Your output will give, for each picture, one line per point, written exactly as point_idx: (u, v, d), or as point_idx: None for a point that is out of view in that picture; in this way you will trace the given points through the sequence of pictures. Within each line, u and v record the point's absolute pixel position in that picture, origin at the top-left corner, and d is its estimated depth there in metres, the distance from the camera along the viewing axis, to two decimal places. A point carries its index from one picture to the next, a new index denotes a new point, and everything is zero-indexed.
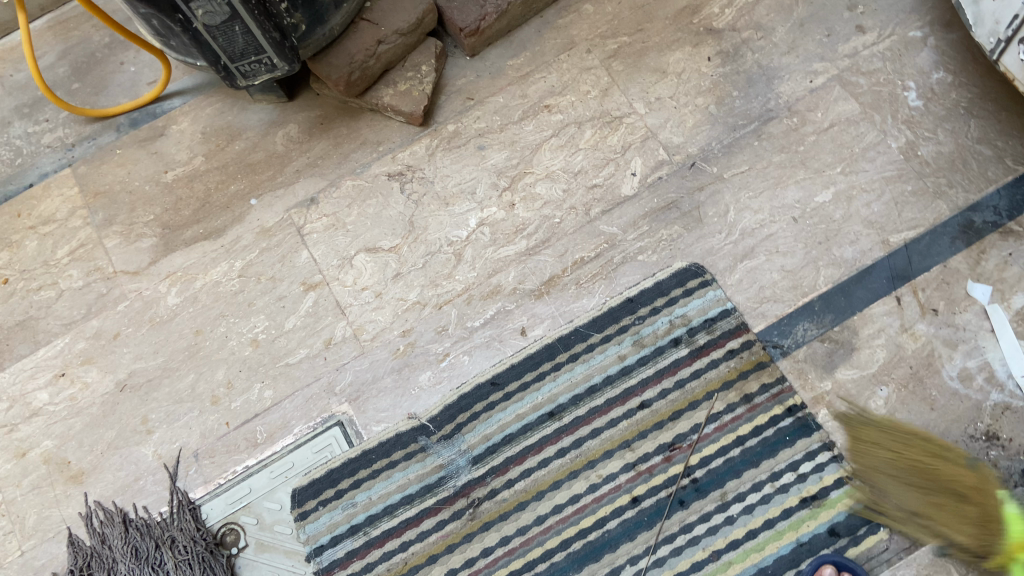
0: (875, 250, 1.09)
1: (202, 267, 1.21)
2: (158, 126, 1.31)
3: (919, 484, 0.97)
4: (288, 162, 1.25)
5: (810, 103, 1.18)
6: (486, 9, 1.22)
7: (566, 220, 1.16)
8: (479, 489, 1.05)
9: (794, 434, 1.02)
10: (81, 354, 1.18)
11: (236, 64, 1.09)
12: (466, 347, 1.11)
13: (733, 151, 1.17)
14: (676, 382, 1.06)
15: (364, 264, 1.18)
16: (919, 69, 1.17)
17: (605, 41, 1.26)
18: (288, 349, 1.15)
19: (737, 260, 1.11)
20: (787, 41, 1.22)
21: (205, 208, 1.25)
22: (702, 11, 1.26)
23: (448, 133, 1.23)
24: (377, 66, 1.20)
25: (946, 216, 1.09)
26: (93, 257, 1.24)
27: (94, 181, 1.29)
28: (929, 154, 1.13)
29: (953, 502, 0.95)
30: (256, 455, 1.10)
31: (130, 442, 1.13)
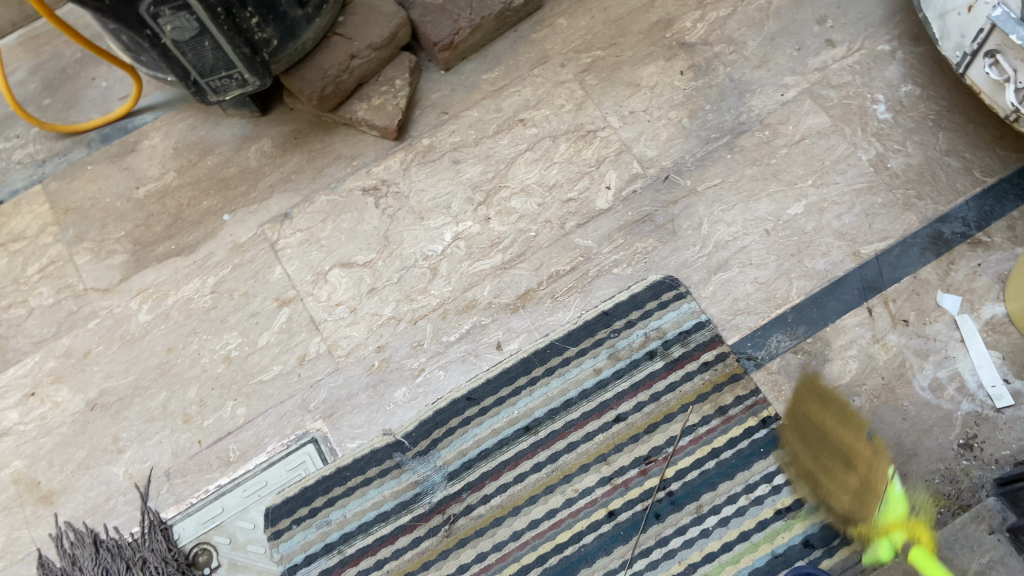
0: (847, 262, 1.10)
1: (174, 284, 1.20)
2: (130, 141, 1.30)
3: (817, 445, 1.02)
4: (262, 177, 1.25)
5: (782, 116, 1.19)
6: (459, 24, 1.23)
7: (541, 234, 1.16)
8: (455, 505, 1.04)
9: (768, 445, 1.02)
10: (51, 372, 1.17)
11: (206, 80, 1.08)
12: (441, 362, 1.11)
13: (706, 164, 1.18)
14: (652, 395, 1.06)
15: (338, 279, 1.17)
16: (888, 82, 1.19)
17: (578, 56, 1.27)
18: (262, 366, 1.14)
19: (711, 272, 1.12)
20: (759, 55, 1.24)
21: (178, 224, 1.24)
22: (675, 26, 1.27)
23: (422, 147, 1.23)
24: (350, 81, 1.20)
25: (916, 227, 1.10)
26: (64, 274, 1.22)
27: (65, 197, 1.27)
28: (898, 166, 1.14)
29: (841, 472, 1.00)
30: (229, 473, 1.09)
31: (101, 462, 1.11)
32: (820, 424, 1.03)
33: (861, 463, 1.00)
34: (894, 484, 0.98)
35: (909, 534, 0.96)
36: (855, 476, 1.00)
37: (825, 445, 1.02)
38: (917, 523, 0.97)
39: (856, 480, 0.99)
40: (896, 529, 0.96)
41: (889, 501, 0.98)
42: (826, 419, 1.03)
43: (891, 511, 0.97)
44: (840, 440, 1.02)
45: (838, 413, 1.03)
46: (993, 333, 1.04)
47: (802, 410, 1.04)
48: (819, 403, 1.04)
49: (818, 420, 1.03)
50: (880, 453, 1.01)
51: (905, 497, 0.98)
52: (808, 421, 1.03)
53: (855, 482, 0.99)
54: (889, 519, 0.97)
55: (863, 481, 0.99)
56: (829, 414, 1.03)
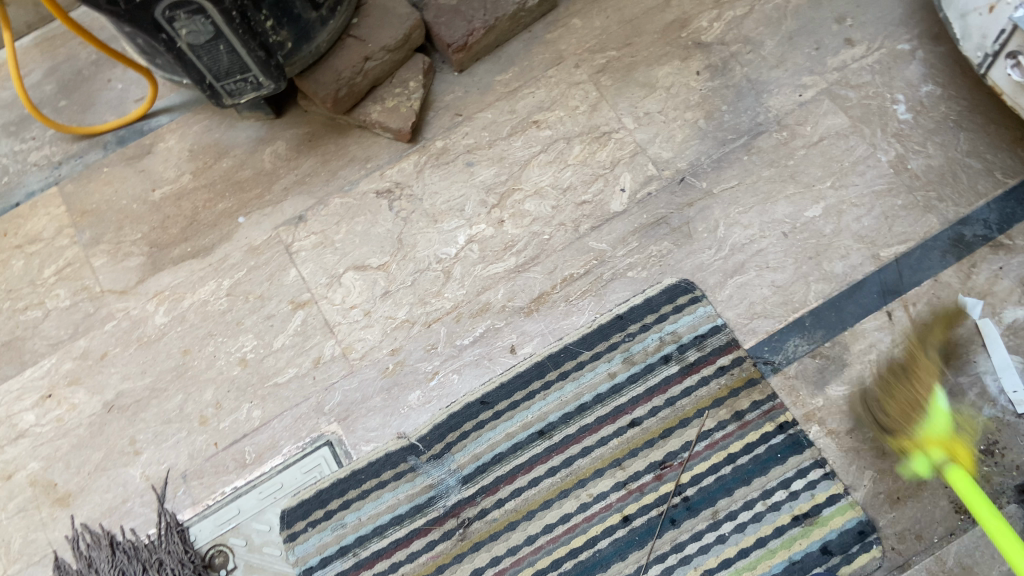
0: (865, 265, 1.09)
1: (190, 286, 1.20)
2: (145, 143, 1.30)
3: (889, 364, 1.00)
4: (276, 179, 1.25)
5: (799, 117, 1.18)
6: (473, 25, 1.22)
7: (555, 237, 1.16)
8: (469, 509, 1.04)
9: (785, 451, 1.01)
10: (68, 374, 1.17)
11: (221, 83, 1.09)
12: (455, 365, 1.11)
13: (722, 166, 1.17)
14: (667, 400, 1.05)
15: (352, 281, 1.17)
16: (908, 82, 1.17)
17: (593, 56, 1.26)
18: (277, 369, 1.14)
19: (727, 275, 1.11)
20: (776, 55, 1.22)
21: (193, 226, 1.24)
22: (691, 25, 1.26)
23: (437, 149, 1.23)
24: (364, 83, 1.20)
25: (936, 230, 1.09)
26: (81, 276, 1.23)
27: (82, 199, 1.28)
28: (918, 167, 1.12)
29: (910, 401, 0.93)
30: (244, 475, 1.10)
31: (117, 464, 1.12)
32: (915, 335, 1.03)
33: (920, 371, 0.97)
34: (938, 399, 0.93)
35: (947, 451, 0.89)
36: (906, 386, 0.96)
37: (890, 365, 1.00)
38: (958, 444, 0.90)
39: (904, 398, 0.95)
40: (935, 444, 0.90)
41: (933, 415, 0.92)
42: (923, 334, 1.03)
43: (931, 425, 0.91)
44: (915, 355, 1.00)
45: (940, 325, 1.03)
46: (1015, 337, 1.02)
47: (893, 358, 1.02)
48: (931, 325, 1.03)
49: (908, 343, 1.02)
50: (936, 371, 0.98)
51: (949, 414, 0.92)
52: (891, 360, 1.01)
53: (907, 400, 0.94)
54: (930, 434, 0.91)
55: (909, 399, 0.94)
56: (921, 328, 1.04)
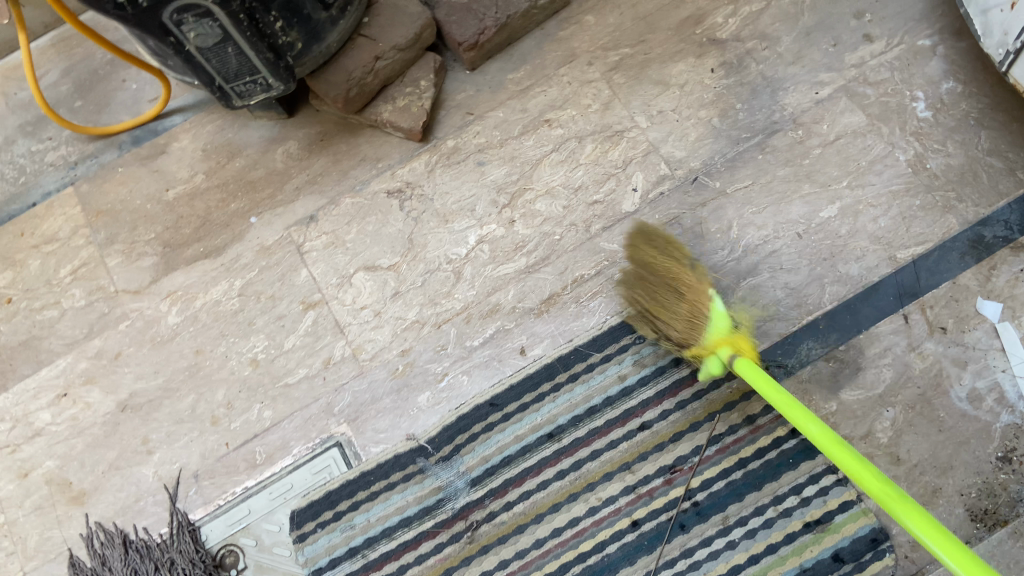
0: (882, 267, 1.06)
1: (203, 286, 1.21)
2: (159, 143, 1.31)
3: (644, 283, 1.01)
4: (288, 179, 1.25)
5: (816, 115, 1.16)
6: (484, 23, 1.21)
7: (566, 237, 1.15)
8: (477, 511, 1.04)
9: (798, 456, 1.00)
10: (83, 373, 1.19)
11: (230, 85, 1.09)
12: (464, 367, 1.10)
13: (736, 165, 1.15)
14: (677, 403, 1.04)
15: (363, 282, 1.17)
16: (928, 79, 1.14)
17: (606, 53, 1.24)
18: (287, 369, 1.15)
19: (741, 277, 1.09)
20: (793, 51, 1.20)
21: (206, 226, 1.24)
22: (706, 21, 1.24)
23: (447, 148, 1.22)
24: (375, 82, 1.19)
25: (956, 231, 1.06)
26: (96, 276, 1.24)
27: (97, 199, 1.29)
28: (938, 167, 1.10)
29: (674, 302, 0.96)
30: (255, 476, 1.10)
31: (131, 463, 1.13)
32: (639, 257, 1.00)
33: (688, 285, 0.95)
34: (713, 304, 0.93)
35: (733, 348, 0.91)
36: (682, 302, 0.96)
37: (644, 275, 1.01)
38: (738, 338, 0.92)
39: (686, 310, 0.95)
40: (720, 345, 0.92)
41: (712, 318, 0.93)
42: (644, 252, 1.00)
43: (713, 328, 0.92)
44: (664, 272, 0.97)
45: (659, 243, 0.99)
46: None
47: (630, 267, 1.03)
48: (638, 238, 1.01)
49: (635, 251, 1.01)
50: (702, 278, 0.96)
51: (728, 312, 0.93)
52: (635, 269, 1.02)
53: (687, 311, 0.95)
54: (716, 336, 0.92)
55: (692, 307, 0.94)
56: (645, 248, 1.00)
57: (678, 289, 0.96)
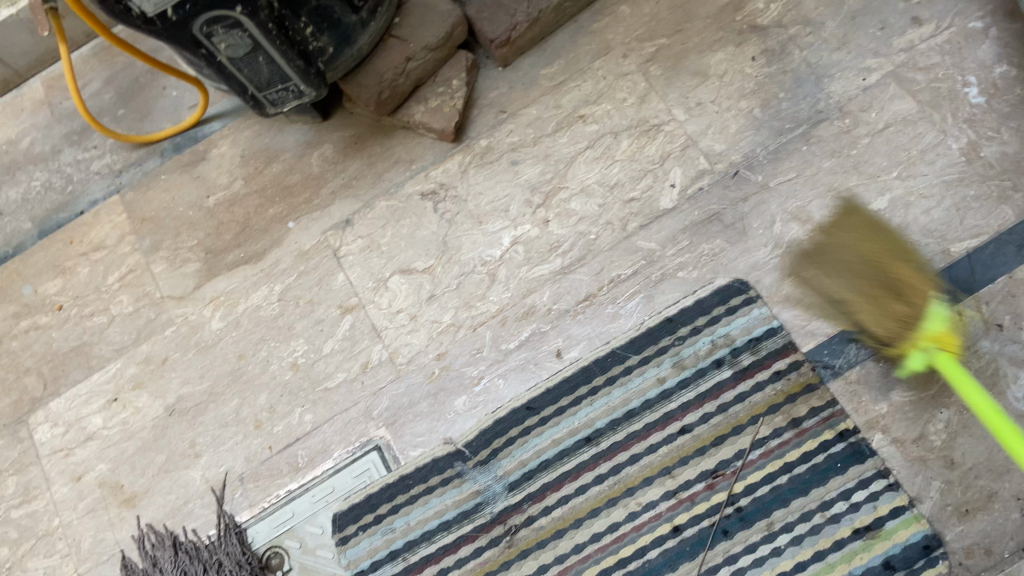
0: (934, 262, 1.02)
1: (244, 291, 1.23)
2: (199, 150, 1.33)
3: (855, 269, 0.99)
4: (324, 183, 1.25)
5: (863, 103, 1.11)
6: (516, 19, 1.19)
7: (602, 236, 1.12)
8: (516, 516, 1.03)
9: (846, 460, 0.96)
10: (132, 379, 1.22)
11: (264, 93, 1.10)
12: (501, 370, 1.09)
13: (779, 158, 1.11)
14: (720, 406, 1.02)
15: (399, 285, 1.17)
16: (984, 62, 1.08)
17: (642, 45, 1.21)
18: (327, 374, 1.15)
19: (783, 275, 1.05)
20: (838, 36, 1.15)
21: (246, 232, 1.26)
22: (746, 8, 1.19)
23: (481, 148, 1.21)
24: (406, 84, 1.18)
25: (1013, 223, 1.01)
26: (142, 283, 1.27)
27: (142, 206, 1.31)
28: (994, 155, 1.04)
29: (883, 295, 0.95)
30: (298, 479, 1.12)
31: (179, 466, 1.15)
32: (863, 248, 0.99)
33: (914, 290, 0.93)
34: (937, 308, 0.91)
35: (938, 344, 0.90)
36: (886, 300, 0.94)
37: (858, 263, 0.99)
38: (947, 331, 0.91)
39: (904, 310, 0.93)
40: (932, 343, 0.90)
41: (929, 319, 0.91)
42: (877, 241, 0.99)
43: (929, 327, 0.91)
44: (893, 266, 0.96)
45: (879, 238, 0.99)
46: None
47: (827, 248, 1.03)
48: (855, 220, 1.03)
49: (861, 240, 1.00)
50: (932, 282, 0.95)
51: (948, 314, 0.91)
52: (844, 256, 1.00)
53: (900, 312, 0.93)
54: (932, 333, 0.91)
55: (910, 309, 0.92)
56: (878, 239, 0.99)
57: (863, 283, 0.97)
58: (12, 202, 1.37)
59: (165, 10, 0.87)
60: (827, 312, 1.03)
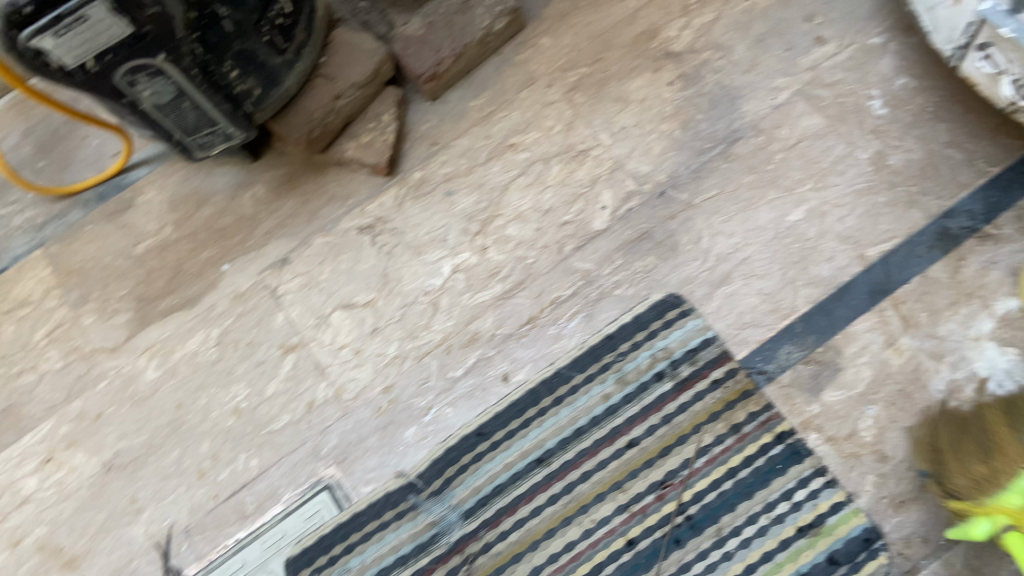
0: (852, 266, 1.07)
1: (179, 338, 1.20)
2: (125, 198, 1.30)
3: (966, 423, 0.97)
4: (258, 224, 1.25)
5: (775, 120, 1.17)
6: (441, 54, 1.21)
7: (540, 260, 1.15)
8: (472, 544, 1.03)
9: (785, 461, 1.00)
10: (66, 437, 1.17)
11: (191, 139, 1.09)
12: (448, 399, 1.10)
13: (701, 176, 1.16)
14: (663, 418, 1.04)
15: (340, 321, 1.17)
16: (882, 77, 1.16)
17: (565, 74, 1.25)
18: (271, 416, 1.14)
19: (715, 287, 1.10)
20: (748, 58, 1.21)
21: (178, 278, 1.24)
22: (660, 36, 1.25)
23: (415, 180, 1.22)
24: (337, 121, 1.20)
25: (921, 225, 1.08)
26: (71, 337, 1.23)
27: (67, 259, 1.28)
28: (898, 162, 1.11)
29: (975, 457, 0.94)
30: (246, 526, 1.09)
31: (121, 523, 1.12)
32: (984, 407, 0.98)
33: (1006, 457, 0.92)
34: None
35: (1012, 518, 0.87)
36: (989, 466, 0.92)
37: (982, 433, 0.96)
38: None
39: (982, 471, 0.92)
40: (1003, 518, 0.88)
41: (1010, 490, 0.89)
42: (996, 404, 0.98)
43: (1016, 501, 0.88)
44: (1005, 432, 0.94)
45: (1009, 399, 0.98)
46: (1008, 329, 1.01)
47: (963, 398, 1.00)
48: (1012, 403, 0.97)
49: (993, 416, 0.97)
50: None
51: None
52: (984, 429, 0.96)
53: (988, 473, 0.92)
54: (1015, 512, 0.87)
55: (991, 472, 0.92)
56: (1008, 415, 0.96)
57: (991, 453, 0.93)
58: None
59: (86, 61, 0.85)
60: (914, 452, 0.98)
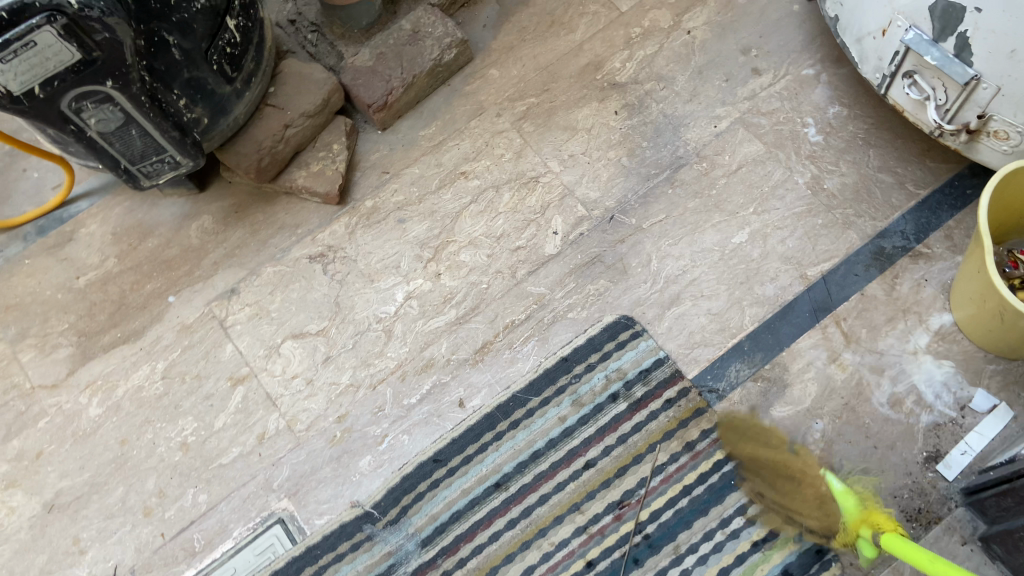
0: (795, 285, 1.11)
1: (123, 373, 1.17)
2: (66, 231, 1.27)
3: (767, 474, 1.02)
4: (205, 255, 1.23)
5: (717, 147, 1.21)
6: (392, 84, 1.23)
7: (493, 285, 1.16)
8: (430, 572, 1.02)
9: (738, 477, 1.02)
10: (3, 478, 1.12)
11: (137, 167, 1.07)
12: (404, 426, 1.09)
13: (649, 202, 1.19)
14: (619, 438, 1.06)
15: (292, 350, 1.15)
16: (816, 105, 1.21)
17: (513, 104, 1.28)
18: (221, 449, 1.11)
19: (665, 308, 1.12)
20: (689, 89, 1.26)
21: (122, 311, 1.21)
22: (605, 67, 1.29)
23: (366, 209, 1.23)
24: (287, 150, 1.19)
25: (858, 245, 1.12)
26: (8, 374, 1.18)
27: (3, 294, 1.24)
28: (835, 186, 1.16)
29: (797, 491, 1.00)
30: (195, 564, 1.05)
31: (63, 566, 1.07)
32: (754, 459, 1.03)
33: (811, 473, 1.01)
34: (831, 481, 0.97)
35: (873, 524, 0.92)
36: (809, 486, 1.00)
37: (775, 473, 1.02)
38: (871, 513, 0.93)
39: (810, 493, 1.00)
40: (861, 524, 0.93)
41: (840, 501, 0.95)
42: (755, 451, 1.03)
43: (851, 509, 0.94)
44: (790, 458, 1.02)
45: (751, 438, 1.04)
46: (942, 342, 1.06)
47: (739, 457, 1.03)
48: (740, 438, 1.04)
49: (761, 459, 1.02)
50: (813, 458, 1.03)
51: (851, 491, 0.96)
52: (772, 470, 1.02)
53: (815, 493, 0.99)
54: (851, 519, 0.94)
55: (818, 491, 0.99)
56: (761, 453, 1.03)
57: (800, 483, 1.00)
58: None
59: (32, 88, 0.84)
60: (771, 522, 0.99)
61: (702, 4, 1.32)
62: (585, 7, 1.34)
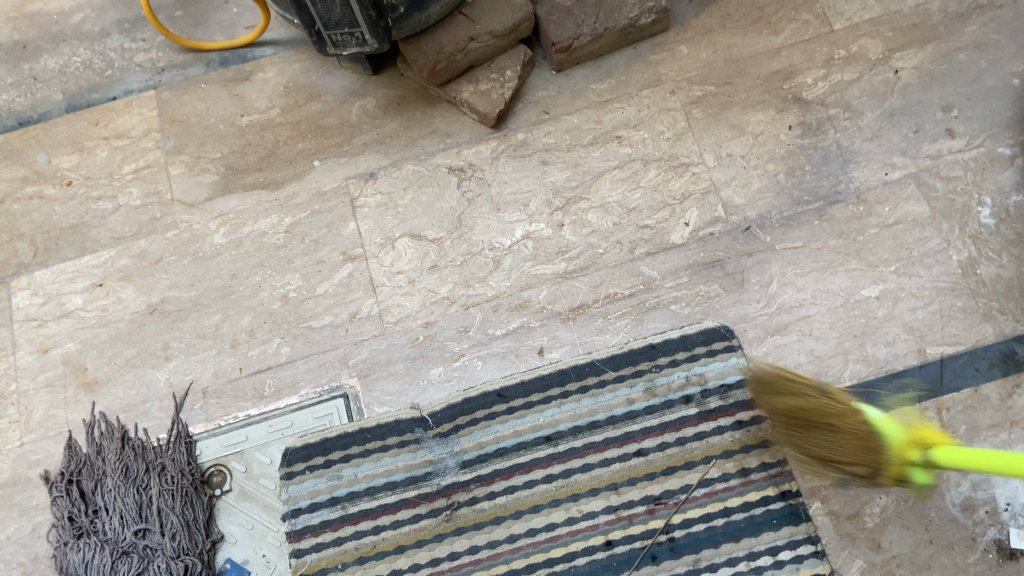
0: (909, 357, 1.07)
1: (254, 215, 1.24)
2: (245, 70, 1.34)
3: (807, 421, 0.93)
4: (358, 133, 1.28)
5: (880, 195, 1.16)
6: (582, 29, 1.23)
7: (609, 253, 1.17)
8: (461, 493, 1.06)
9: (782, 519, 1.01)
10: (122, 269, 1.23)
11: (328, 32, 1.12)
12: (481, 353, 1.13)
13: (791, 225, 1.16)
14: (678, 439, 1.05)
15: (405, 248, 1.20)
16: (999, 187, 1.14)
17: (691, 86, 1.25)
18: (314, 313, 1.18)
19: (768, 333, 1.10)
20: (873, 128, 1.20)
21: (271, 159, 1.28)
22: (795, 79, 1.24)
23: (516, 140, 1.24)
24: (463, 62, 1.22)
25: (989, 340, 1.07)
26: (156, 180, 1.28)
27: (174, 108, 1.33)
28: (987, 274, 1.10)
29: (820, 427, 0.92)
30: (259, 406, 1.13)
31: (147, 364, 1.17)
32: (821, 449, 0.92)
33: (837, 414, 0.90)
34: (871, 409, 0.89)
35: (924, 442, 0.85)
36: (848, 433, 0.89)
37: (791, 425, 0.95)
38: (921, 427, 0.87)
39: (853, 440, 0.89)
40: (903, 448, 0.86)
41: (882, 426, 0.87)
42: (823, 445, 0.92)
43: (894, 433, 0.86)
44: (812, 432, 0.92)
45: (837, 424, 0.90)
46: None
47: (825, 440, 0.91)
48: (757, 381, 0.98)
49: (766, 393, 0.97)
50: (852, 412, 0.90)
51: (891, 420, 0.88)
52: (796, 437, 0.95)
53: (862, 443, 0.88)
54: (897, 445, 0.86)
55: (852, 426, 0.89)
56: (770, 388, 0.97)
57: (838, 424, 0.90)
58: (48, 70, 1.38)
59: None
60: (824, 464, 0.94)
61: (919, 47, 1.24)
62: (798, 12, 1.29)
